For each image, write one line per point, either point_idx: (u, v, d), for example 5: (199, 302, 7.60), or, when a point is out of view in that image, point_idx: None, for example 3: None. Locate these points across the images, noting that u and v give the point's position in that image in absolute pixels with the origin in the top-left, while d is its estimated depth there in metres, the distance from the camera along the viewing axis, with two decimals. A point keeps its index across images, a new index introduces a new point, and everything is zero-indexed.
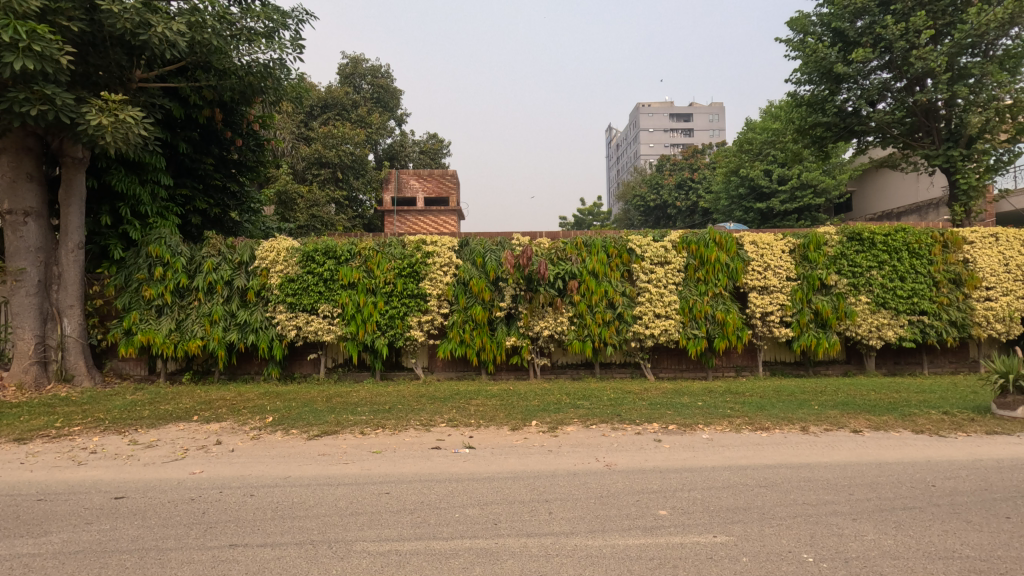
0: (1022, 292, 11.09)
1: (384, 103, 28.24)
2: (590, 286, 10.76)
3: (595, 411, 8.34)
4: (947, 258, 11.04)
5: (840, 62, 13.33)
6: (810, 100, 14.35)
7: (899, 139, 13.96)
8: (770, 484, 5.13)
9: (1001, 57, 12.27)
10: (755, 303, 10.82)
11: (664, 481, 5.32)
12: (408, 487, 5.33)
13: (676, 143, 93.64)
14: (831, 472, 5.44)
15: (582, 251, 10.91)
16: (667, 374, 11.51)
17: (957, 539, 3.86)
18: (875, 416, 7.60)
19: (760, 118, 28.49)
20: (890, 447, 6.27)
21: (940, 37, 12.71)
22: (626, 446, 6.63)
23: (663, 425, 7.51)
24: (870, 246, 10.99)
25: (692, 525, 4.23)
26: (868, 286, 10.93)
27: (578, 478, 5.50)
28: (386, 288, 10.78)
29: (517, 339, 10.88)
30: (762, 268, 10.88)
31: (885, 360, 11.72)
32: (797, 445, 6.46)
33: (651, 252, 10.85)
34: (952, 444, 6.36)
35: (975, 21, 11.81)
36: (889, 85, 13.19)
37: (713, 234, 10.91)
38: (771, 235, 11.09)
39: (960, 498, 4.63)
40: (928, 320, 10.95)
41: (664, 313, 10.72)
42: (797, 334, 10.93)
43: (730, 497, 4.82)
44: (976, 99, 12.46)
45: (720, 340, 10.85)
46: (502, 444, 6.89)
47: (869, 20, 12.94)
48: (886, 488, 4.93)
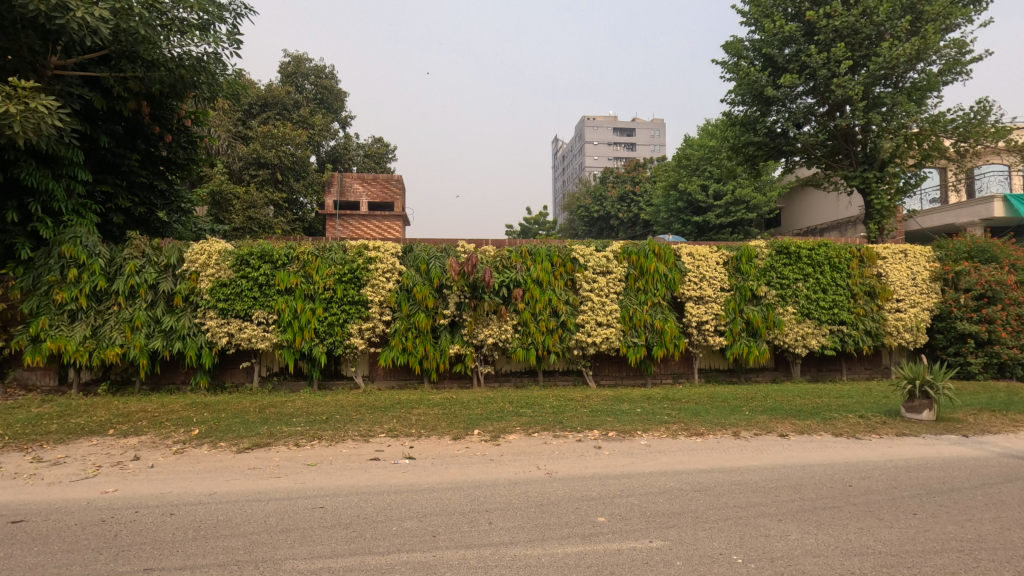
0: (929, 304, 11.99)
1: (327, 105, 27.56)
2: (534, 295, 10.84)
3: (537, 419, 8.38)
4: (863, 272, 11.86)
5: (770, 86, 14.13)
6: (743, 120, 15.15)
7: (822, 160, 15.01)
8: (703, 488, 5.31)
9: (910, 89, 13.32)
10: (692, 313, 11.22)
11: (603, 488, 5.39)
12: (343, 501, 5.14)
13: (620, 156, 96.47)
14: (759, 475, 5.69)
15: (526, 259, 10.97)
16: (608, 381, 11.75)
17: (870, 536, 4.11)
18: (800, 420, 8.04)
19: (697, 135, 29.79)
20: (812, 450, 6.65)
21: (858, 67, 13.66)
22: (567, 453, 6.69)
23: (603, 432, 7.63)
24: (796, 260, 11.65)
25: (629, 531, 4.30)
26: (794, 297, 11.59)
27: (519, 487, 5.49)
28: (326, 294, 10.43)
29: (460, 347, 10.78)
30: (697, 278, 11.31)
31: (809, 367, 12.44)
32: (729, 450, 6.73)
33: (594, 262, 11.07)
34: (867, 446, 6.82)
35: (888, 54, 12.77)
36: (813, 110, 14.12)
37: (652, 246, 11.26)
38: (706, 248, 11.55)
39: (873, 496, 4.95)
40: (847, 329, 11.70)
41: (606, 321, 10.95)
42: (730, 343, 11.43)
43: (665, 502, 4.94)
44: (888, 126, 13.49)
45: (658, 349, 11.16)
46: (443, 453, 6.78)
47: (795, 48, 13.81)
48: (808, 489, 5.20)
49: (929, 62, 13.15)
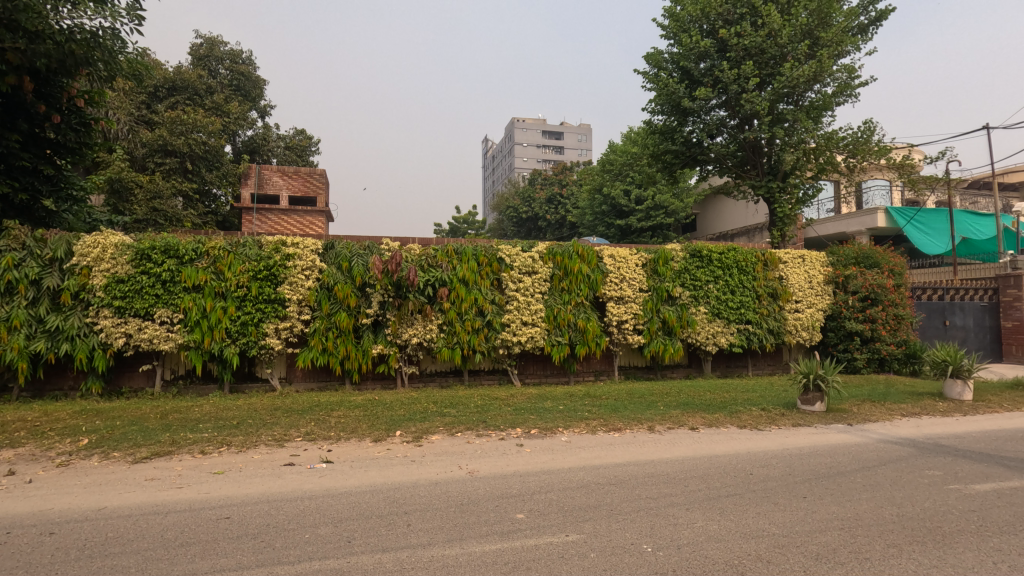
0: (823, 305, 13.10)
1: (244, 92, 26.06)
2: (459, 294, 10.80)
3: (461, 419, 8.35)
4: (767, 274, 12.78)
5: (687, 98, 14.92)
6: (662, 129, 15.91)
7: (732, 169, 16.04)
8: (618, 482, 5.50)
9: (809, 108, 14.45)
10: (612, 312, 11.63)
11: (523, 485, 5.46)
12: (252, 509, 4.87)
13: (548, 159, 98.17)
14: (670, 467, 5.99)
15: (452, 259, 10.90)
16: (532, 380, 11.91)
17: (766, 519, 4.44)
18: (709, 413, 8.55)
19: (621, 141, 30.89)
20: (718, 441, 7.09)
21: (764, 84, 14.68)
22: (489, 452, 6.72)
23: (525, 430, 7.74)
24: (708, 263, 12.35)
25: (546, 526, 4.38)
26: (706, 298, 12.29)
27: (440, 487, 5.45)
28: (238, 292, 9.86)
29: (384, 347, 10.55)
30: (618, 279, 11.72)
31: (719, 363, 13.24)
32: (644, 443, 7.03)
33: (520, 261, 11.19)
34: (767, 436, 7.36)
35: (789, 74, 13.79)
36: (725, 122, 15.06)
37: (576, 247, 11.54)
38: (627, 250, 11.99)
39: (771, 483, 5.35)
40: (752, 328, 12.56)
41: (531, 320, 11.10)
42: (648, 341, 11.95)
43: (582, 496, 5.08)
44: (790, 140, 14.60)
45: (581, 347, 11.47)
46: (362, 456, 6.60)
47: (709, 63, 14.65)
48: (714, 478, 5.53)
49: (824, 84, 14.33)
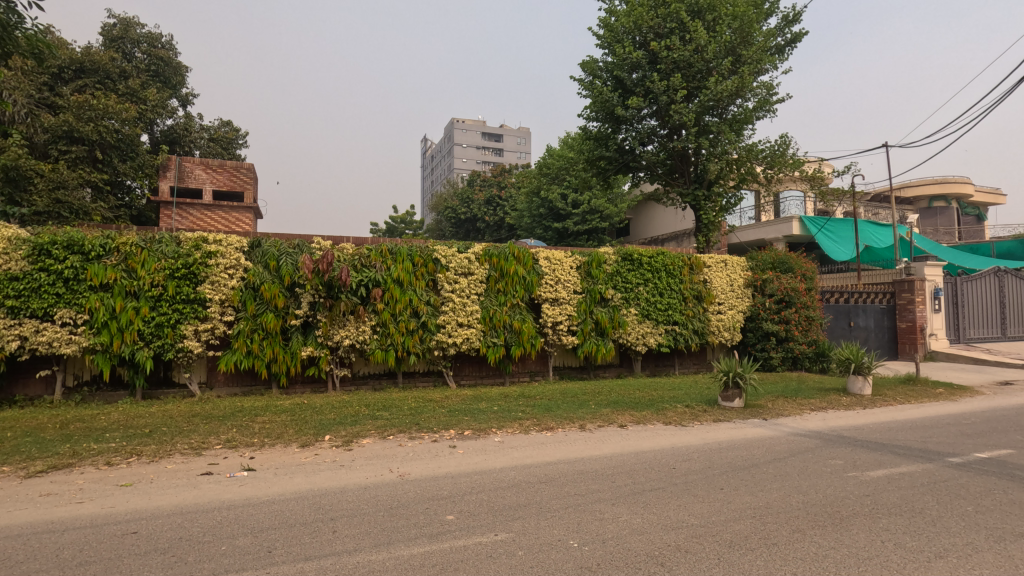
0: (743, 307, 13.89)
1: (162, 78, 24.42)
2: (394, 295, 10.62)
3: (394, 421, 8.22)
4: (692, 277, 13.40)
5: (620, 106, 15.43)
6: (596, 135, 16.39)
7: (662, 177, 16.70)
8: (549, 480, 5.60)
9: (732, 121, 15.25)
10: (547, 314, 11.82)
11: (454, 486, 5.44)
12: (164, 522, 4.57)
13: (488, 161, 98.39)
14: (599, 463, 6.17)
15: (387, 259, 10.70)
16: (468, 381, 11.90)
17: (686, 511, 4.66)
18: (637, 411, 8.87)
19: (559, 146, 31.44)
20: (645, 438, 7.37)
21: (692, 97, 15.37)
22: (421, 455, 6.65)
23: (459, 432, 7.72)
24: (638, 266, 12.80)
25: (476, 527, 4.39)
26: (636, 300, 12.73)
27: (369, 491, 5.33)
28: (152, 292, 9.23)
29: (314, 349, 10.19)
30: (553, 281, 11.93)
31: (648, 363, 13.76)
32: (575, 441, 7.20)
33: (456, 262, 11.15)
34: (690, 432, 7.73)
35: (714, 88, 14.52)
36: (655, 131, 15.68)
37: (512, 249, 11.63)
38: (562, 252, 12.22)
39: (692, 476, 5.63)
40: (678, 329, 13.12)
41: (466, 322, 11.08)
42: (582, 341, 12.23)
43: (512, 496, 5.13)
44: (714, 151, 15.37)
45: (516, 348, 11.56)
46: (287, 462, 6.34)
47: (641, 74, 15.22)
48: (639, 473, 5.74)
49: (745, 98, 15.19)
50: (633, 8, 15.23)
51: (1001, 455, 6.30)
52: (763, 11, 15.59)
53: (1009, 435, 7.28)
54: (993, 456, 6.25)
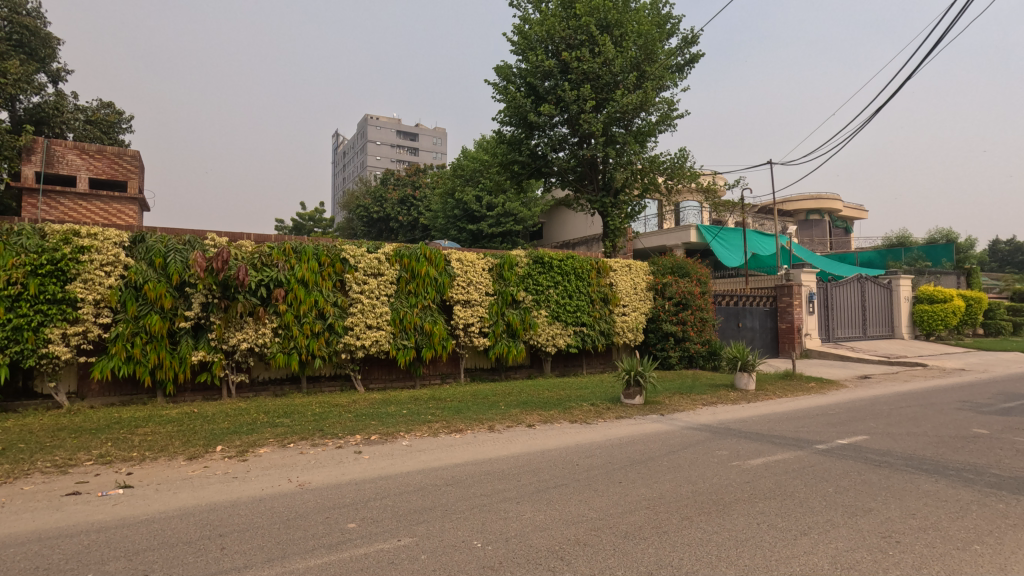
0: (645, 309, 14.68)
1: (27, 50, 21.68)
2: (297, 295, 10.13)
3: (295, 428, 7.83)
4: (600, 280, 13.95)
5: (532, 112, 15.81)
6: (510, 139, 16.68)
7: (572, 184, 17.26)
8: (455, 481, 5.59)
9: (636, 133, 16.03)
10: (459, 316, 11.81)
11: (358, 493, 5.28)
12: (18, 551, 4.04)
13: (403, 159, 96.52)
14: (506, 463, 6.26)
15: (290, 258, 10.18)
16: (376, 385, 11.61)
17: (586, 505, 4.85)
18: (545, 410, 9.10)
19: (474, 147, 31.56)
20: (551, 436, 7.58)
21: (601, 107, 16.00)
22: (324, 462, 6.39)
23: (365, 437, 7.50)
24: (549, 269, 13.13)
25: (378, 533, 4.29)
26: (546, 302, 13.05)
27: (264, 504, 5.04)
28: (9, 290, 8.12)
29: (206, 354, 9.47)
30: (465, 283, 11.94)
31: (557, 364, 14.17)
32: (483, 442, 7.26)
33: (365, 263, 10.83)
34: (593, 429, 8.07)
35: (620, 101, 15.21)
36: (566, 139, 16.20)
37: (424, 250, 11.48)
38: (474, 254, 12.26)
39: (593, 471, 5.87)
40: (586, 330, 13.60)
41: (376, 323, 10.80)
42: (493, 343, 12.34)
43: (418, 500, 5.06)
44: (621, 161, 16.12)
45: (427, 350, 11.44)
46: (172, 477, 5.84)
47: (553, 82, 15.67)
48: (544, 471, 5.89)
49: (649, 112, 16.02)
50: (546, 18, 15.67)
51: (857, 440, 7.15)
52: (665, 31, 16.56)
53: (864, 422, 8.28)
54: (851, 442, 7.07)
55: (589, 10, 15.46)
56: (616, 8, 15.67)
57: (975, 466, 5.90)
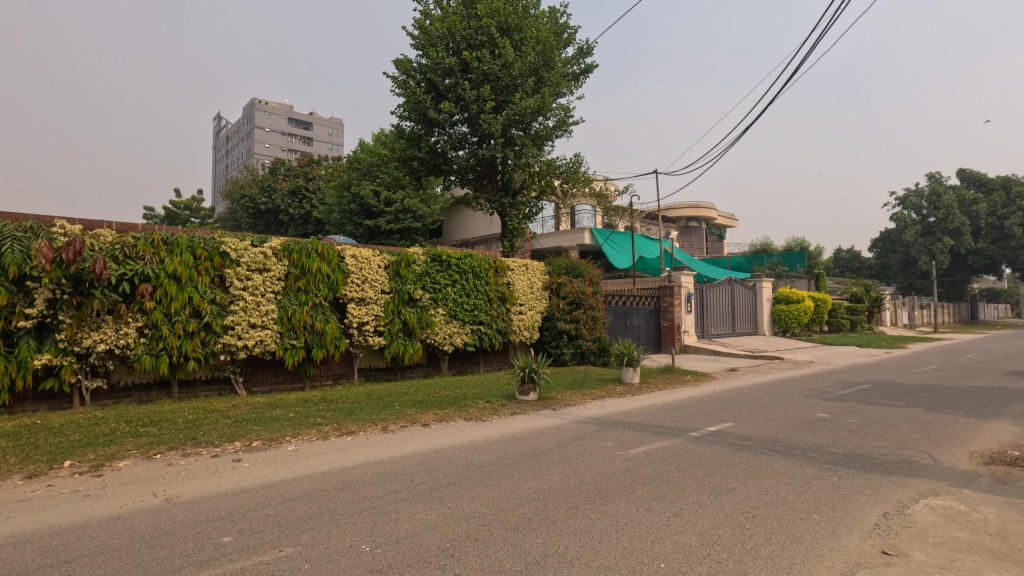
0: (541, 308, 15.11)
1: None
2: (168, 292, 9.21)
3: (162, 438, 7.11)
4: (497, 279, 14.13)
5: (432, 109, 15.68)
6: (409, 135, 16.42)
7: (471, 183, 17.33)
8: (345, 485, 5.40)
9: (534, 136, 16.43)
10: (353, 314, 11.41)
11: (235, 504, 4.92)
12: None
13: (294, 148, 91.05)
14: (399, 464, 6.16)
15: (159, 250, 9.22)
16: (260, 388, 10.88)
17: (478, 501, 4.91)
18: (441, 409, 9.07)
19: (372, 140, 30.57)
20: (446, 435, 7.56)
21: (500, 108, 16.20)
22: (197, 473, 5.87)
23: (245, 443, 7.01)
24: (447, 267, 13.07)
25: (257, 545, 4.03)
26: (444, 300, 12.99)
27: (123, 522, 4.53)
28: None
29: (53, 357, 8.31)
30: (359, 280, 11.56)
31: (455, 362, 14.18)
32: (376, 444, 7.08)
33: (248, 257, 10.08)
34: (488, 426, 8.17)
35: (519, 104, 15.48)
36: (466, 138, 16.23)
37: (315, 245, 10.93)
38: (370, 251, 11.88)
39: (487, 467, 5.94)
40: (483, 328, 13.73)
41: (260, 322, 10.12)
42: (388, 342, 12.07)
43: (303, 507, 4.82)
44: (519, 162, 16.42)
45: (318, 350, 10.92)
46: (4, 500, 5.04)
47: (453, 80, 15.65)
48: (438, 470, 5.88)
49: (546, 117, 16.49)
50: (447, 15, 15.63)
51: (724, 427, 7.91)
52: (563, 40, 17.15)
53: (730, 411, 9.18)
54: (719, 429, 7.81)
55: (489, 12, 15.59)
56: (515, 12, 15.95)
57: (817, 446, 6.77)
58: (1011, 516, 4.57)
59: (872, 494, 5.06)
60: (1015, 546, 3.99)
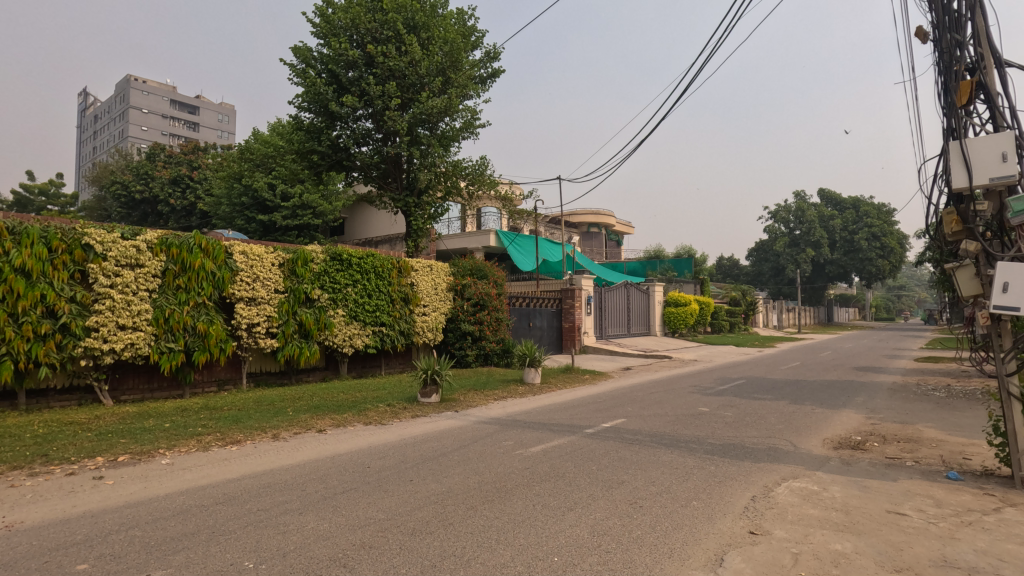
0: (445, 310, 15.01)
1: None
2: (15, 288, 8.03)
3: (2, 456, 6.17)
4: (401, 280, 13.84)
5: (334, 102, 15.09)
6: (308, 127, 15.67)
7: (375, 180, 16.89)
8: (228, 499, 5.02)
9: (441, 136, 16.32)
10: (242, 315, 10.65)
11: (94, 527, 4.39)
12: None
13: (178, 133, 83.23)
14: (289, 473, 5.83)
15: (3, 240, 8.02)
16: (130, 397, 9.81)
17: (374, 507, 4.78)
18: (338, 414, 8.71)
19: (267, 130, 28.71)
20: (343, 441, 7.27)
21: (406, 106, 15.90)
22: (47, 495, 5.15)
23: (110, 459, 6.29)
24: (347, 266, 12.60)
25: (120, 571, 3.63)
26: (344, 301, 12.50)
27: None
28: None
29: None
30: (249, 279, 10.81)
31: (355, 365, 13.71)
32: (265, 453, 6.64)
33: (117, 251, 9.05)
34: (387, 429, 7.97)
35: (425, 103, 15.28)
36: (370, 133, 15.78)
37: (198, 240, 10.07)
38: (262, 247, 11.15)
39: (385, 472, 5.80)
40: (386, 330, 13.37)
41: (131, 323, 9.14)
42: (282, 345, 11.40)
43: (177, 525, 4.41)
44: (424, 162, 16.22)
45: (200, 354, 10.06)
46: None
47: (357, 74, 15.18)
48: (332, 477, 5.65)
49: (453, 118, 16.45)
50: (351, 5, 15.13)
51: (618, 423, 8.33)
52: (470, 42, 17.18)
53: (623, 408, 9.69)
54: (612, 425, 8.21)
55: (396, 7, 15.28)
56: (423, 10, 15.74)
57: (698, 438, 7.34)
58: (853, 493, 5.25)
59: (743, 480, 5.57)
60: (855, 519, 4.58)
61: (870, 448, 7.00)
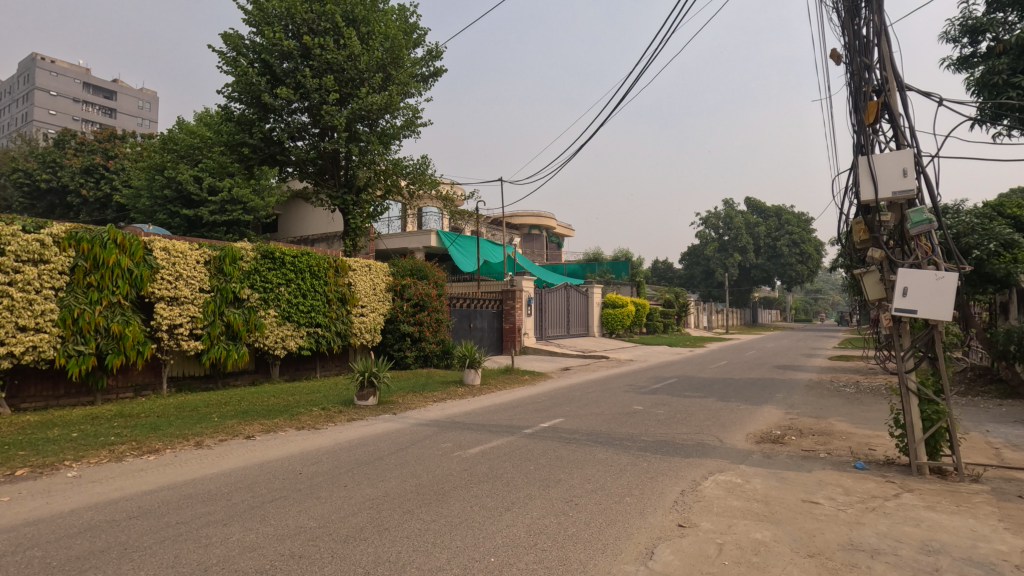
0: (384, 311, 14.70)
1: None
2: None
3: None
4: (338, 280, 13.43)
5: (267, 93, 14.48)
6: (238, 118, 14.95)
7: (312, 176, 16.35)
8: (144, 513, 4.69)
9: (380, 134, 15.97)
10: (162, 315, 10.00)
11: None
12: None
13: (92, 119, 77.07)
14: (213, 482, 5.52)
15: None
16: (31, 405, 8.99)
17: (305, 515, 4.61)
18: (268, 419, 8.34)
19: (193, 120, 27.11)
20: (272, 447, 6.96)
21: (345, 101, 15.46)
22: None
23: (6, 473, 5.73)
24: (280, 265, 12.10)
25: None
26: (276, 301, 12.00)
27: None
28: None
29: None
30: (171, 277, 10.18)
31: (287, 368, 13.19)
32: (187, 462, 6.26)
33: (17, 245, 8.24)
34: (321, 434, 7.72)
35: (365, 99, 14.92)
36: (306, 128, 15.25)
37: (113, 234, 9.35)
38: (186, 244, 10.52)
39: (318, 478, 5.61)
40: (321, 331, 12.93)
41: (33, 325, 8.36)
42: (207, 347, 10.79)
43: (85, 543, 4.08)
44: (363, 159, 15.84)
45: (114, 357, 9.36)
46: None
47: (292, 65, 14.63)
48: (261, 485, 5.40)
49: (394, 116, 16.15)
50: None
51: (555, 423, 8.45)
52: (412, 39, 16.92)
53: (561, 408, 9.83)
54: (550, 425, 8.32)
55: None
56: (363, 3, 15.37)
57: (632, 436, 7.57)
58: (772, 484, 5.58)
59: (674, 475, 5.79)
60: (774, 509, 4.87)
61: (788, 441, 7.47)
